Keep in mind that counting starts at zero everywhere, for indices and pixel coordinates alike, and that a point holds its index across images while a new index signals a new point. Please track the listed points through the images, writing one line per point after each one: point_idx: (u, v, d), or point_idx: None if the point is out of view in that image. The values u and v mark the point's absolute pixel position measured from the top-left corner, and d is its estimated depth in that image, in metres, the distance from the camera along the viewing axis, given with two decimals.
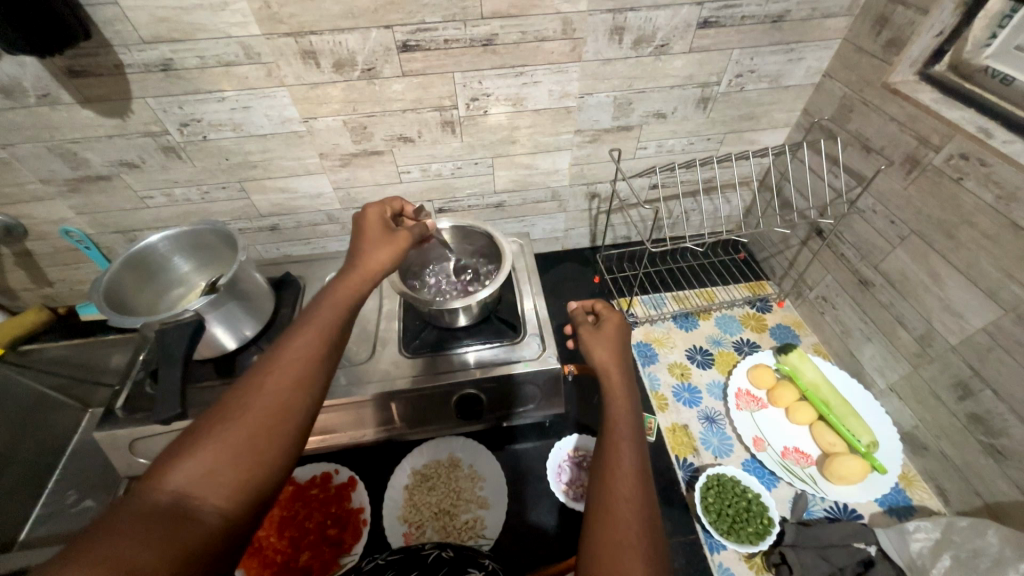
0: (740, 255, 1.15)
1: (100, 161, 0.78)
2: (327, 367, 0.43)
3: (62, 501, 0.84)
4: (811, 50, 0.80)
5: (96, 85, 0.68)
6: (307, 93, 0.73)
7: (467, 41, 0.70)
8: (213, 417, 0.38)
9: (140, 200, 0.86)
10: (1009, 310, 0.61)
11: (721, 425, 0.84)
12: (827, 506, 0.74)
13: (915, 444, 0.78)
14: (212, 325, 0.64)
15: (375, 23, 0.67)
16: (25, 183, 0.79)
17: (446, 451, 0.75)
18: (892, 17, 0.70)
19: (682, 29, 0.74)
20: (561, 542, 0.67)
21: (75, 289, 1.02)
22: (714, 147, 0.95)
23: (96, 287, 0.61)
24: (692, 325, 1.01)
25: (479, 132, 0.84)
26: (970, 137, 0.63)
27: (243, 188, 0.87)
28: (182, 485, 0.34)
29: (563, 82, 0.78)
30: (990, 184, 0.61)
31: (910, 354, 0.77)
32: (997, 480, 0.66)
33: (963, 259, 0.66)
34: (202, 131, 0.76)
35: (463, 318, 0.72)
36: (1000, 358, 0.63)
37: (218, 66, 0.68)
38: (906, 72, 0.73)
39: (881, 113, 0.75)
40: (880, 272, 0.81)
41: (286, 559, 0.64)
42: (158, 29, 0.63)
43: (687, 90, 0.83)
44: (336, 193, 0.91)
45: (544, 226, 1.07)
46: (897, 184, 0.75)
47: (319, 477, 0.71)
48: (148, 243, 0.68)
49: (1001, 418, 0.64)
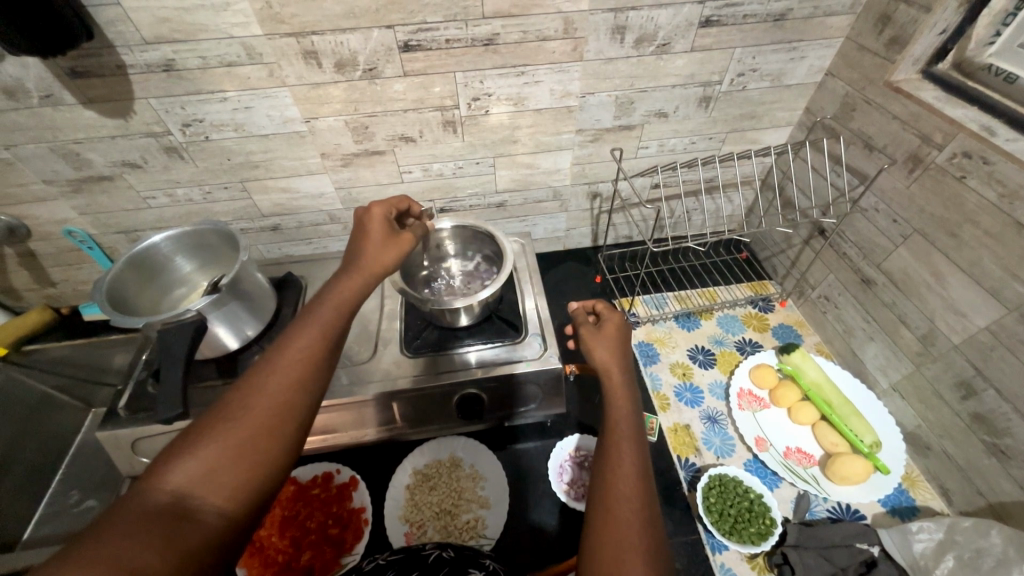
0: (742, 254, 1.15)
1: (103, 162, 0.79)
2: (327, 366, 0.44)
3: (64, 501, 0.84)
4: (813, 49, 0.80)
5: (99, 85, 0.68)
6: (309, 94, 0.73)
7: (468, 40, 0.70)
8: (213, 416, 0.38)
9: (142, 200, 0.86)
10: (1013, 310, 0.61)
11: (722, 425, 0.84)
12: (830, 506, 0.74)
13: (918, 445, 0.78)
14: (213, 325, 0.64)
15: (376, 24, 0.67)
16: (28, 183, 0.80)
17: (447, 451, 0.75)
18: (895, 15, 0.70)
19: (683, 28, 0.74)
20: (562, 542, 0.67)
21: (78, 290, 1.03)
22: (715, 147, 0.95)
23: (99, 288, 0.61)
24: (694, 325, 1.01)
25: (479, 132, 0.84)
26: (973, 135, 0.63)
27: (245, 189, 0.87)
28: (183, 484, 0.34)
29: (564, 81, 0.78)
30: (993, 183, 0.61)
31: (913, 354, 0.77)
32: (1001, 480, 0.66)
33: (967, 258, 0.66)
34: (205, 132, 0.76)
35: (464, 318, 0.72)
36: (1004, 358, 0.62)
37: (220, 67, 0.68)
38: (909, 70, 0.73)
39: (884, 111, 0.75)
40: (882, 271, 0.80)
41: (287, 559, 0.64)
42: (160, 29, 0.64)
43: (689, 89, 0.83)
44: (337, 193, 0.91)
45: (545, 226, 1.07)
46: (899, 183, 0.74)
47: (320, 476, 0.71)
48: (151, 244, 0.68)
49: (1004, 418, 0.63)
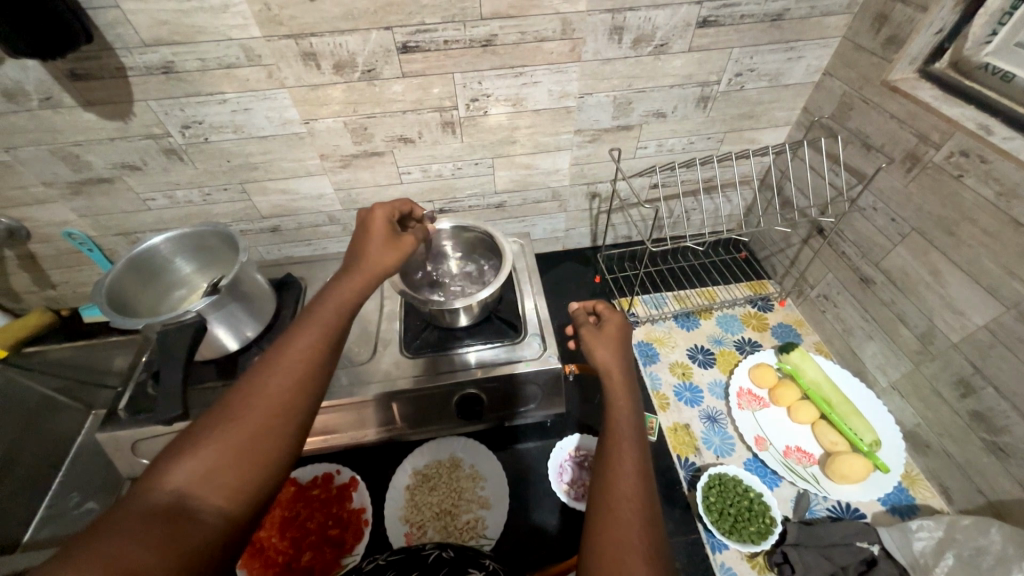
0: (741, 254, 1.15)
1: (103, 164, 0.79)
2: (328, 366, 0.44)
3: (65, 503, 0.84)
4: (811, 49, 0.81)
5: (98, 88, 0.68)
6: (308, 95, 0.73)
7: (467, 41, 0.71)
8: (213, 417, 0.38)
9: (142, 202, 0.86)
10: (1011, 307, 0.61)
11: (722, 425, 0.84)
12: (830, 506, 0.73)
13: (917, 443, 0.78)
14: (213, 326, 0.64)
15: (375, 25, 0.67)
16: (28, 186, 0.80)
17: (447, 450, 0.75)
18: (891, 15, 0.70)
19: (682, 28, 0.74)
20: (562, 541, 0.67)
21: (79, 292, 1.03)
22: (714, 146, 0.95)
23: (98, 289, 0.61)
24: (693, 324, 1.01)
25: (478, 132, 0.84)
26: (971, 134, 0.63)
27: (245, 190, 0.87)
28: (183, 484, 0.34)
29: (563, 82, 0.78)
30: (990, 181, 0.61)
31: (912, 352, 0.77)
32: (1001, 477, 0.65)
33: (965, 256, 0.66)
34: (204, 133, 0.77)
35: (463, 318, 0.72)
36: (1002, 355, 0.63)
37: (219, 69, 0.68)
38: (906, 69, 0.73)
39: (881, 111, 0.75)
40: (881, 270, 0.80)
41: (287, 560, 0.64)
42: (159, 32, 0.64)
43: (687, 89, 0.83)
44: (337, 194, 0.91)
45: (544, 226, 1.07)
46: (897, 181, 0.74)
47: (320, 477, 0.71)
48: (150, 245, 0.68)
49: (1003, 416, 0.64)
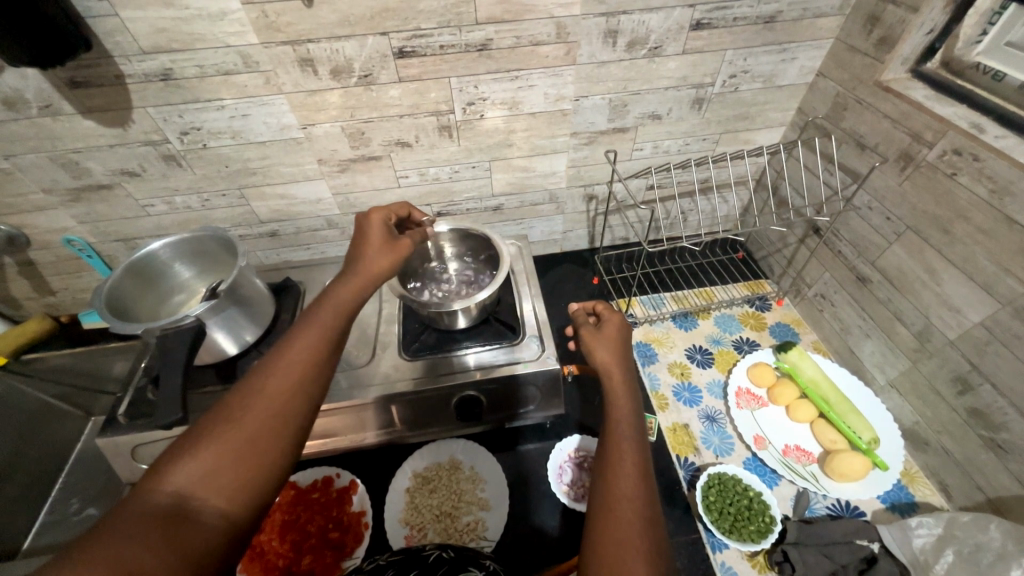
0: (738, 254, 1.16)
1: (102, 171, 0.79)
2: (328, 367, 0.44)
3: (65, 508, 0.84)
4: (803, 50, 0.81)
5: (98, 95, 0.69)
6: (306, 100, 0.74)
7: (462, 47, 0.71)
8: (214, 419, 0.38)
9: (141, 208, 0.87)
10: (1007, 304, 0.61)
11: (721, 424, 0.84)
12: (829, 504, 0.74)
13: (916, 440, 0.78)
14: (212, 330, 0.64)
15: (372, 30, 0.67)
16: (27, 193, 0.80)
17: (447, 453, 0.75)
18: (882, 16, 0.71)
19: (675, 31, 0.75)
20: (563, 542, 0.67)
21: (78, 298, 1.03)
22: (710, 147, 0.96)
23: (98, 295, 0.61)
24: (692, 324, 1.01)
25: (475, 136, 0.84)
26: (963, 133, 0.63)
27: (243, 196, 0.88)
28: (183, 486, 0.34)
29: (558, 85, 0.79)
30: (983, 179, 0.62)
31: (909, 349, 0.77)
32: (1000, 474, 0.66)
33: (960, 254, 0.66)
34: (202, 139, 0.77)
35: (462, 320, 0.72)
36: (998, 352, 0.63)
37: (218, 75, 0.69)
38: (898, 70, 0.74)
39: (875, 110, 0.76)
40: (877, 269, 0.81)
41: (288, 563, 0.64)
42: (158, 39, 0.64)
43: (682, 91, 0.83)
44: (335, 199, 0.91)
45: (542, 228, 1.08)
46: (891, 181, 0.75)
47: (320, 480, 0.72)
48: (149, 251, 0.69)
49: (1001, 413, 0.64)
